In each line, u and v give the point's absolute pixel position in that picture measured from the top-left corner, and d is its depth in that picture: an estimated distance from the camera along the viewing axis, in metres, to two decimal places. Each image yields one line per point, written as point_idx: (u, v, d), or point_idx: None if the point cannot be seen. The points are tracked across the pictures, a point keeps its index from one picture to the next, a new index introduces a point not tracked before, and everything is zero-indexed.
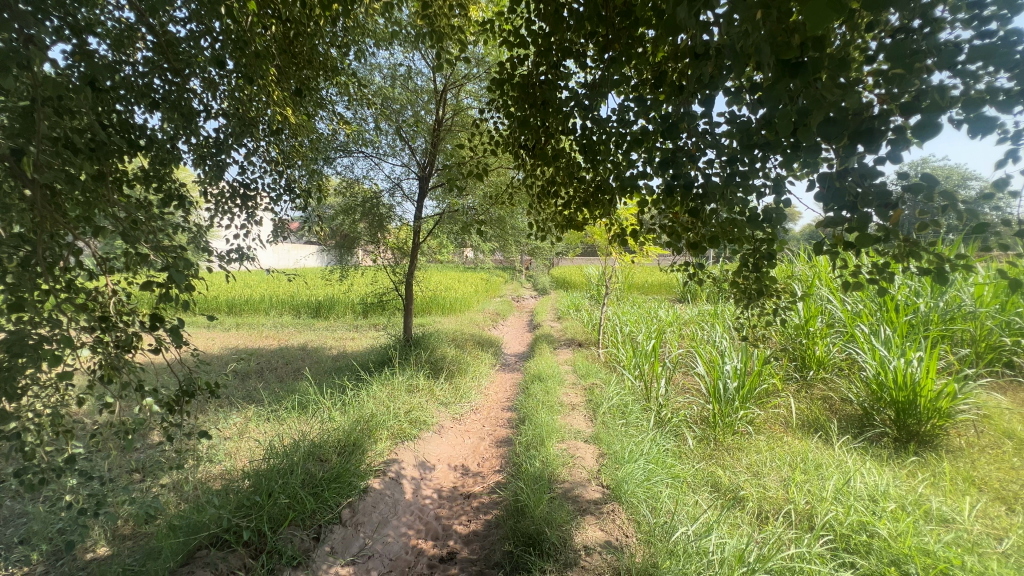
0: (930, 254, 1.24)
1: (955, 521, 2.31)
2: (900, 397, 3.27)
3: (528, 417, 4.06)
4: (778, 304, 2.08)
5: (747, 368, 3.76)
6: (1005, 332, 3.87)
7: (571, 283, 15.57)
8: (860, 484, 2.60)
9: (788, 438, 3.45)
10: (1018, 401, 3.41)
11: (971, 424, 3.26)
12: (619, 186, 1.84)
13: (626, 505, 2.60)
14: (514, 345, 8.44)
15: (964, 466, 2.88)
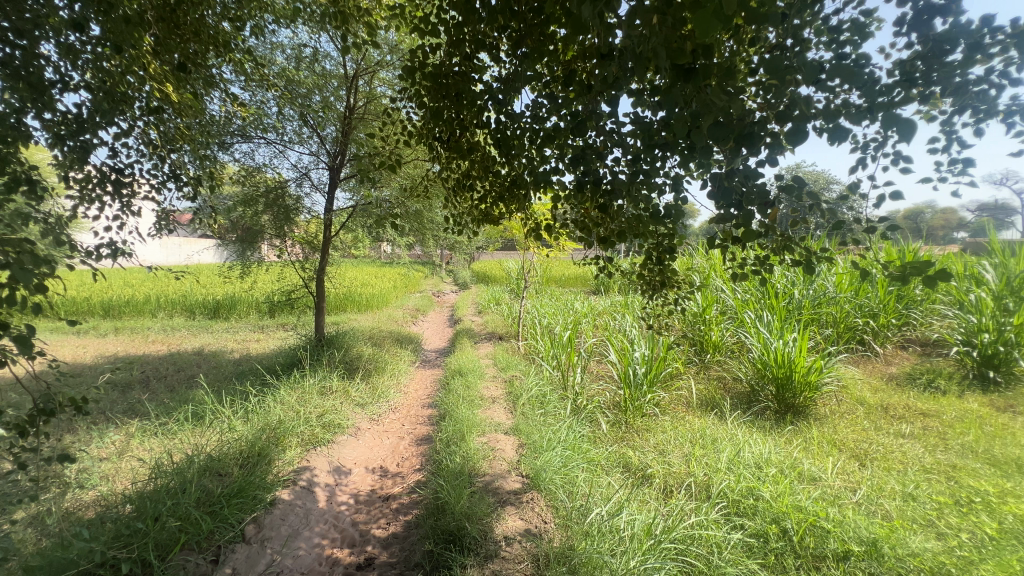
0: (801, 248, 1.40)
1: (821, 479, 2.68)
2: (780, 373, 3.69)
3: (449, 414, 4.03)
4: (679, 294, 2.25)
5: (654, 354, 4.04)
6: (858, 314, 4.63)
7: (491, 277, 15.70)
8: (748, 454, 2.92)
9: (688, 416, 3.78)
10: (867, 371, 4.25)
11: (832, 394, 3.85)
12: (533, 181, 1.87)
13: (545, 492, 2.68)
14: (434, 342, 8.32)
15: (828, 431, 3.34)
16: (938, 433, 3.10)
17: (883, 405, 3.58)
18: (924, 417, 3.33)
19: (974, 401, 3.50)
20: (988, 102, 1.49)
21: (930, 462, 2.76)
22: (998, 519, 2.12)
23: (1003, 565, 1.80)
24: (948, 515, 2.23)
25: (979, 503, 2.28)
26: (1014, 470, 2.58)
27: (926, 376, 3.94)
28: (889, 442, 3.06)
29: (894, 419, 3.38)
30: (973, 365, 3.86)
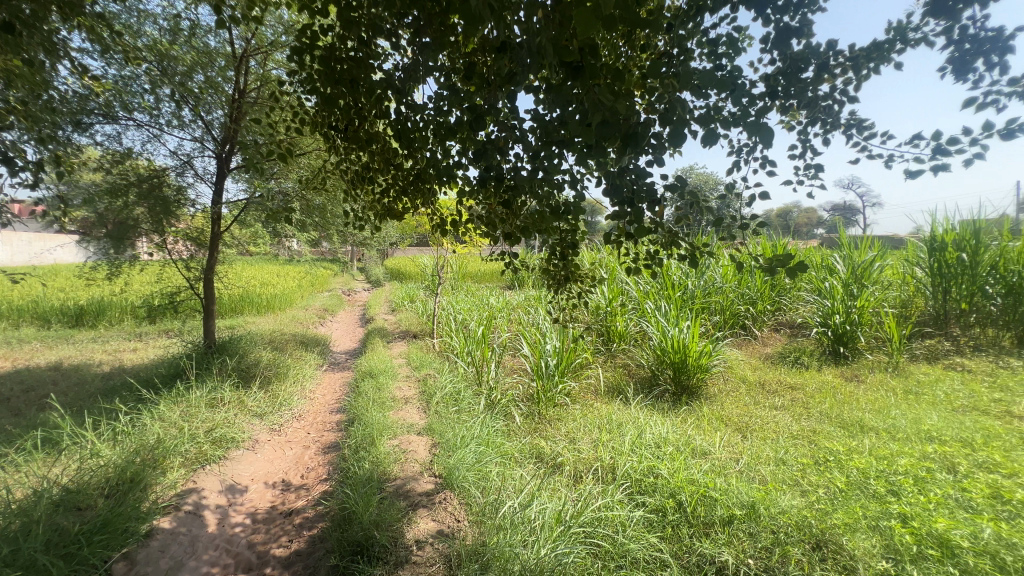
0: (687, 243, 1.52)
1: (711, 452, 2.96)
2: (677, 358, 4.01)
3: (358, 418, 3.84)
4: (583, 287, 2.34)
5: (564, 346, 4.18)
6: (739, 302, 5.17)
7: (405, 274, 15.27)
8: (649, 435, 3.14)
9: (597, 403, 3.97)
10: (747, 353, 4.77)
11: (720, 374, 4.26)
12: (436, 176, 1.82)
13: (458, 490, 2.66)
14: (343, 343, 7.91)
15: (716, 408, 3.70)
16: (803, 404, 3.57)
17: (760, 382, 4.04)
18: (792, 390, 3.81)
19: (829, 374, 4.07)
20: (831, 116, 1.74)
21: (796, 429, 3.16)
22: (846, 473, 2.49)
23: (850, 513, 2.11)
24: (809, 474, 2.57)
25: (832, 461, 2.66)
26: (859, 430, 3.05)
27: (793, 354, 4.53)
28: (765, 414, 3.45)
29: (768, 394, 3.83)
30: (829, 343, 4.49)
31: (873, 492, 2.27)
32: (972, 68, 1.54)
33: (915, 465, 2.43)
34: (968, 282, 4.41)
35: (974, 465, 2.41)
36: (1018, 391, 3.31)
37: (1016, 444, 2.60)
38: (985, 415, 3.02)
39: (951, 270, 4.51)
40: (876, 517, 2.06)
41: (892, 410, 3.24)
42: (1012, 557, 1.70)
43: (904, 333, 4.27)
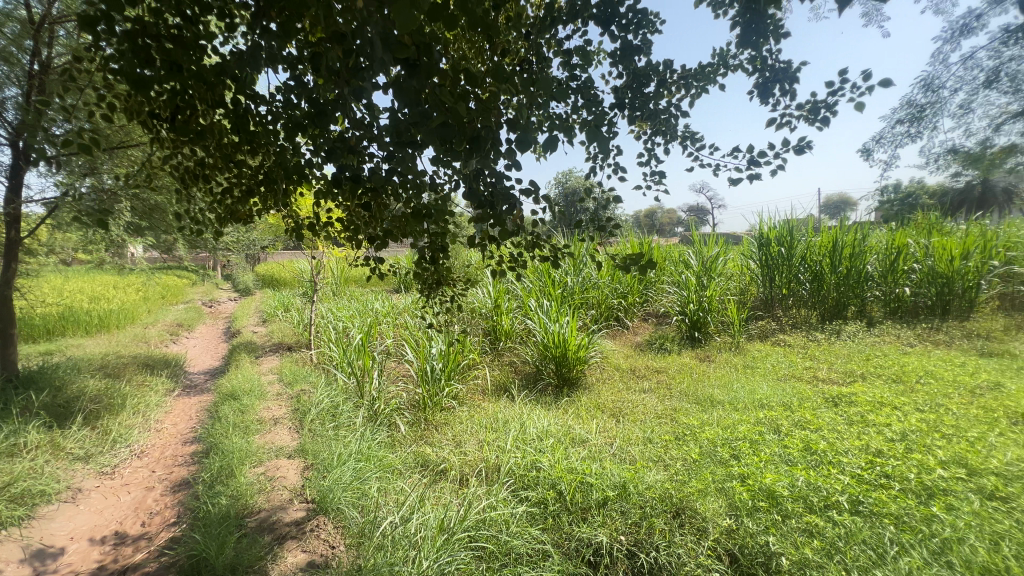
0: (548, 245, 1.57)
1: (589, 439, 3.14)
2: (558, 353, 4.18)
3: (216, 447, 3.37)
4: (458, 289, 2.31)
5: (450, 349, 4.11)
6: (613, 296, 5.58)
7: (278, 279, 13.92)
8: (532, 429, 3.24)
9: (484, 403, 3.99)
10: (620, 342, 5.18)
11: (596, 364, 4.56)
12: (285, 174, 1.65)
13: (333, 513, 2.46)
14: (201, 362, 6.94)
15: (594, 396, 3.95)
16: (666, 385, 3.97)
17: (631, 369, 4.41)
18: (657, 374, 4.23)
19: (687, 357, 4.59)
20: (670, 128, 1.94)
21: (661, 409, 3.50)
22: (700, 444, 2.81)
23: (702, 480, 2.37)
24: (671, 448, 2.85)
25: (689, 434, 2.98)
26: (710, 405, 3.47)
27: (658, 341, 5.02)
28: (636, 398, 3.77)
29: (638, 379, 4.19)
30: (686, 329, 5.05)
31: (719, 458, 2.59)
32: (772, 93, 1.82)
33: (750, 430, 2.84)
34: (785, 271, 5.29)
35: (792, 424, 2.89)
36: (821, 359, 4.06)
37: (820, 403, 3.18)
38: (800, 382, 3.65)
39: (775, 261, 5.38)
40: (722, 480, 2.34)
41: (734, 383, 3.76)
42: (817, 498, 2.06)
43: (742, 316, 4.98)
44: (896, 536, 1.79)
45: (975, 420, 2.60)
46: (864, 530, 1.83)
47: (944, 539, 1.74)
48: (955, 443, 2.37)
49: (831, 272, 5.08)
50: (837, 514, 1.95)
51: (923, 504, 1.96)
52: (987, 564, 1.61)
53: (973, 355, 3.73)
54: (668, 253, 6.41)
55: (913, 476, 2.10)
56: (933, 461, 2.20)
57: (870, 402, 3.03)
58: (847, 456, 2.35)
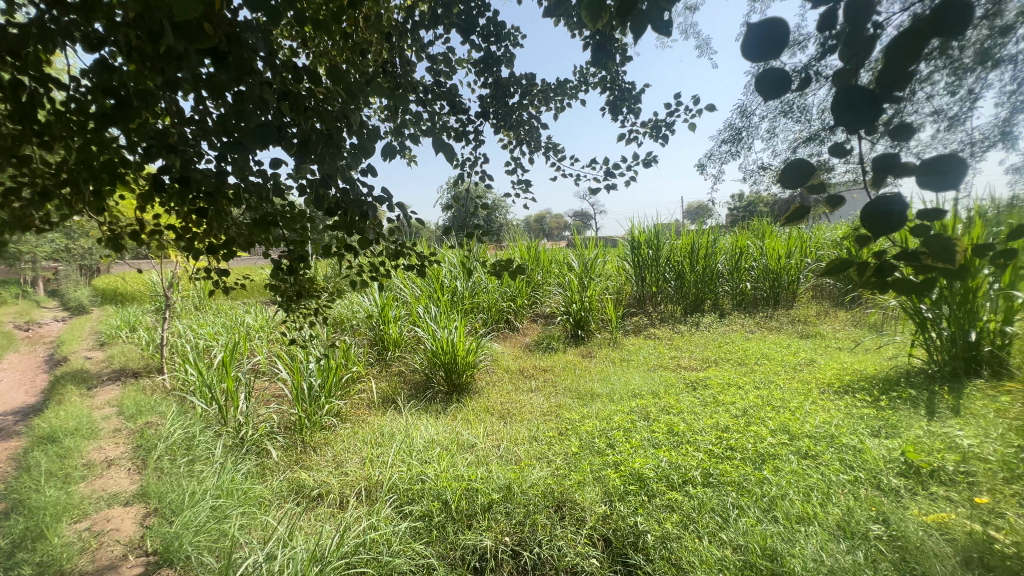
0: (414, 253, 1.52)
1: (475, 444, 3.12)
2: (447, 359, 4.10)
3: (19, 505, 2.71)
4: (325, 301, 2.13)
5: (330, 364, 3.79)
6: (501, 299, 5.66)
7: (121, 293, 11.85)
8: (418, 440, 3.13)
9: (369, 418, 3.77)
10: (508, 344, 5.28)
11: (486, 368, 4.57)
12: (84, 174, 1.35)
13: (180, 564, 2.11)
14: (8, 399, 5.61)
15: (484, 400, 3.96)
16: (551, 383, 4.13)
17: (520, 370, 4.52)
18: (544, 372, 4.41)
19: (571, 354, 4.85)
20: (534, 138, 2.01)
21: (545, 407, 3.64)
22: (580, 437, 2.94)
23: (581, 472, 2.45)
24: (554, 445, 2.92)
25: (571, 429, 3.12)
26: (589, 397, 3.70)
27: (545, 340, 5.24)
28: (524, 399, 3.86)
29: (526, 379, 4.32)
30: (570, 328, 5.29)
31: (597, 448, 2.73)
32: (621, 111, 2.01)
33: (624, 419, 3.06)
34: (652, 272, 5.85)
35: (659, 410, 3.17)
36: (683, 348, 4.57)
37: (682, 388, 3.55)
38: (666, 370, 4.05)
39: (645, 262, 5.86)
40: (598, 470, 2.45)
41: (611, 376, 4.06)
42: (677, 475, 2.24)
43: (619, 314, 5.36)
44: (736, 500, 2.01)
45: (796, 393, 3.10)
46: (712, 499, 2.04)
47: (772, 497, 2.00)
48: (781, 414, 2.79)
49: (690, 270, 5.75)
50: (692, 488, 2.13)
51: (758, 469, 2.24)
52: (801, 515, 1.87)
53: (796, 337, 4.48)
54: (553, 256, 6.63)
55: (750, 445, 2.41)
56: (766, 431, 2.57)
57: (721, 384, 3.47)
58: (701, 435, 2.63)
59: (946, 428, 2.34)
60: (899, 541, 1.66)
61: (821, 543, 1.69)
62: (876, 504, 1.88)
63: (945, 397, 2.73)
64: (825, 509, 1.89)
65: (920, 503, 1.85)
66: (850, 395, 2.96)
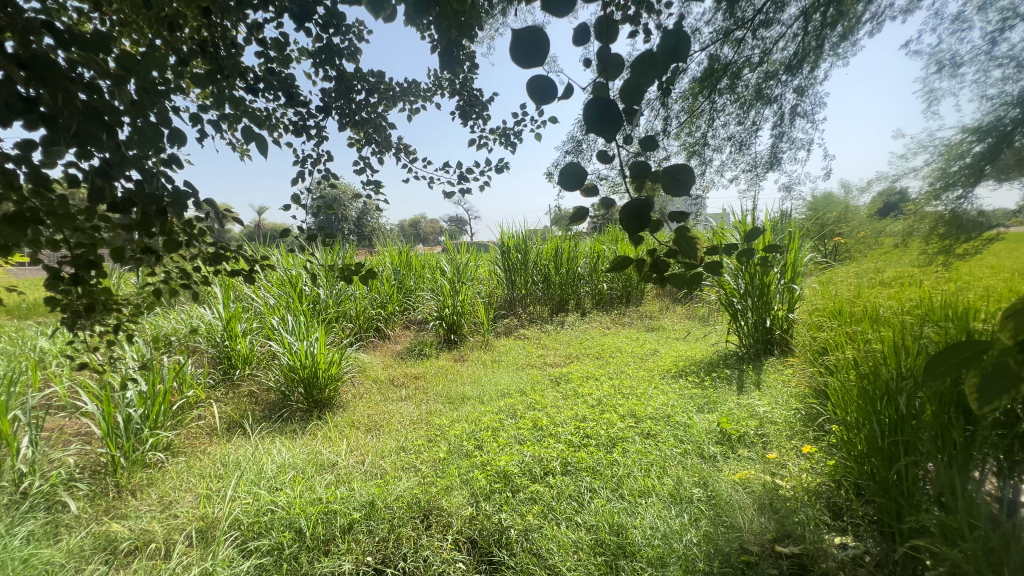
0: (239, 257, 1.38)
1: (336, 463, 2.40)
2: (305, 372, 3.16)
3: None
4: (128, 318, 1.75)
5: (156, 381, 2.62)
6: (372, 306, 4.99)
7: None
8: (271, 466, 2.27)
9: (209, 448, 2.67)
10: (376, 355, 4.57)
11: (351, 381, 3.79)
12: None
13: None
14: None
15: (347, 415, 3.19)
16: (422, 390, 3.64)
17: (390, 379, 3.91)
18: (416, 380, 3.89)
19: (443, 359, 4.49)
20: (385, 139, 1.92)
21: (419, 411, 3.17)
22: (451, 442, 2.55)
23: (447, 478, 2.07)
24: (424, 454, 2.41)
25: (441, 435, 2.67)
26: (460, 401, 3.36)
27: (417, 346, 4.80)
28: (393, 408, 3.26)
29: (396, 388, 3.72)
30: (443, 332, 4.95)
31: (465, 451, 2.39)
32: (471, 116, 2.04)
33: (492, 419, 2.83)
34: (523, 276, 6.11)
35: (526, 407, 3.05)
36: (549, 347, 4.73)
37: (547, 384, 3.58)
38: (533, 368, 4.09)
39: (515, 266, 6.09)
40: (465, 472, 2.10)
41: (482, 377, 3.85)
42: (538, 468, 2.09)
43: (490, 316, 5.33)
44: (589, 483, 1.94)
45: (641, 379, 3.42)
46: (568, 487, 1.92)
47: (619, 477, 1.98)
48: (630, 400, 2.97)
49: (556, 272, 6.12)
50: (551, 477, 2.00)
51: (608, 452, 2.25)
52: (643, 489, 1.87)
53: (643, 331, 5.02)
54: (427, 262, 6.04)
55: (603, 431, 2.43)
56: (616, 416, 2.67)
57: (580, 376, 3.62)
58: (561, 426, 2.57)
59: (751, 401, 2.77)
60: (713, 499, 1.74)
61: (656, 511, 1.68)
62: (698, 471, 1.98)
63: (749, 372, 3.32)
64: (661, 481, 1.91)
65: (728, 464, 2.08)
66: (683, 377, 3.40)
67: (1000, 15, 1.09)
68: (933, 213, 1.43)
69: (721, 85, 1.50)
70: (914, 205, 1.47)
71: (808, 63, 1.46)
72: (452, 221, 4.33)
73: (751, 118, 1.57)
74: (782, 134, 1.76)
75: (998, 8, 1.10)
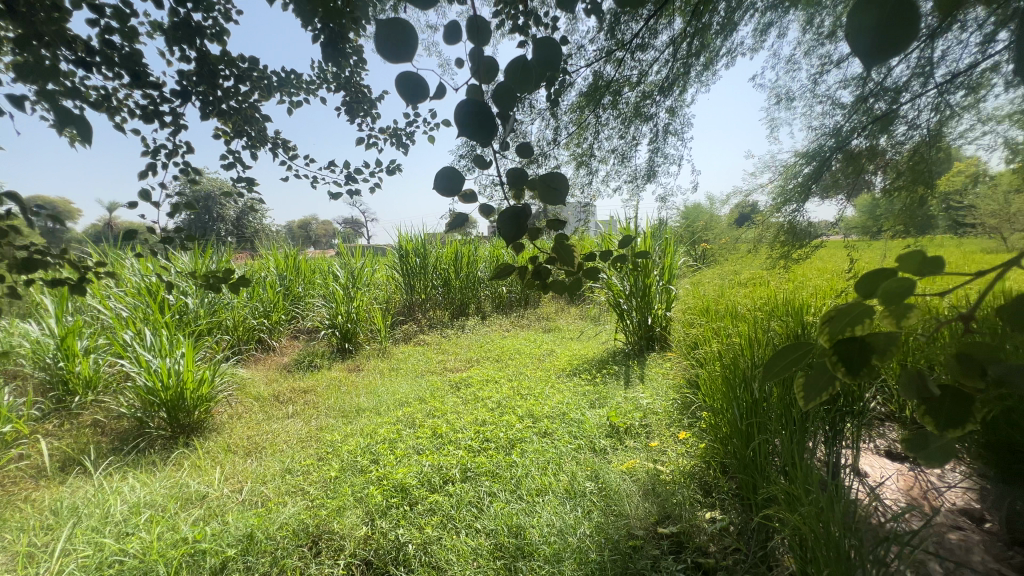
0: (65, 263, 1.14)
1: (207, 494, 2.03)
2: (167, 396, 2.56)
3: None
4: None
5: None
6: (253, 315, 4.35)
7: None
8: (120, 508, 1.85)
9: (36, 492, 2.08)
10: (256, 370, 3.93)
11: (225, 401, 3.21)
12: None
13: None
14: None
15: (222, 437, 2.67)
16: (312, 405, 3.17)
17: (274, 394, 3.38)
18: (303, 394, 3.39)
19: (336, 370, 4.07)
20: None
21: (310, 428, 2.74)
22: (344, 458, 2.28)
23: (339, 498, 1.89)
24: (312, 473, 2.15)
25: (333, 451, 2.37)
26: (354, 414, 2.99)
27: (308, 358, 4.27)
28: (277, 427, 2.79)
29: (280, 404, 3.20)
30: (336, 341, 4.51)
31: (359, 467, 2.17)
32: (358, 114, 1.93)
33: (389, 430, 2.59)
34: (422, 281, 5.96)
35: (425, 415, 2.86)
36: (449, 352, 4.60)
37: (448, 390, 3.41)
38: (432, 374, 3.92)
39: (413, 271, 5.92)
40: (359, 489, 1.95)
41: (379, 387, 3.52)
42: (437, 477, 2.01)
43: (388, 323, 4.96)
44: (488, 487, 1.92)
45: (539, 380, 3.50)
46: (468, 493, 1.88)
47: (517, 478, 1.98)
48: (528, 401, 3.01)
49: (456, 277, 6.07)
50: (450, 486, 1.94)
51: (506, 453, 2.25)
52: (540, 488, 1.89)
53: (541, 333, 5.13)
54: (319, 266, 5.50)
55: (502, 434, 2.42)
56: (515, 418, 2.68)
57: (481, 380, 3.56)
58: (461, 432, 2.49)
59: (635, 394, 2.98)
60: (603, 490, 1.83)
61: (552, 508, 1.72)
62: (590, 464, 2.07)
63: (634, 367, 3.59)
64: (557, 478, 1.96)
65: (616, 455, 2.20)
66: (577, 376, 3.55)
67: (820, 59, 1.30)
68: (777, 223, 1.66)
69: (604, 100, 1.58)
70: (762, 216, 1.70)
71: (678, 86, 1.62)
72: (347, 224, 4.08)
73: (630, 133, 1.69)
74: (656, 149, 1.93)
75: (818, 55, 1.31)
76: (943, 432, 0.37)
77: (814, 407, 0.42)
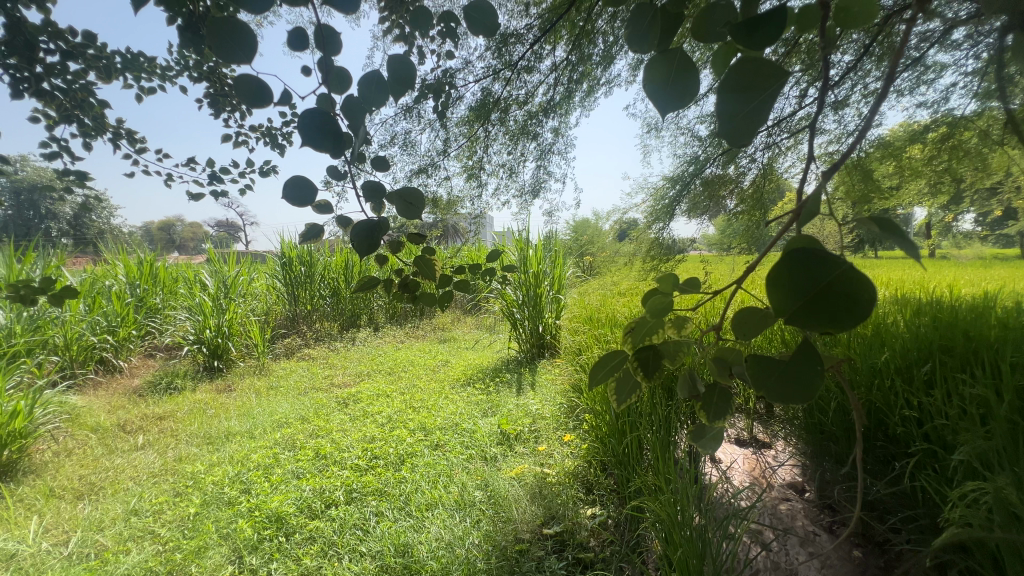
0: None
1: (19, 552, 1.65)
2: None
3: None
4: None
5: None
6: (93, 331, 3.64)
7: None
8: None
9: None
10: (92, 397, 3.27)
11: (49, 435, 2.63)
12: None
13: None
14: None
15: (43, 480, 2.17)
16: (169, 433, 2.74)
17: (119, 424, 2.87)
18: (158, 423, 2.92)
19: (201, 392, 3.55)
20: None
21: (166, 461, 2.35)
22: (207, 491, 2.01)
23: (199, 537, 1.67)
24: (165, 512, 1.86)
25: (194, 485, 2.08)
26: (221, 440, 2.65)
27: (165, 379, 3.67)
28: (121, 462, 2.35)
29: (127, 436, 2.73)
30: (202, 359, 3.96)
31: (227, 499, 1.93)
32: (224, 109, 1.75)
33: (263, 456, 2.33)
34: (306, 291, 5.53)
35: (306, 436, 2.63)
36: (337, 366, 4.29)
37: (334, 407, 3.17)
38: (317, 392, 3.60)
39: (297, 280, 5.47)
40: (225, 525, 1.74)
41: (254, 409, 3.14)
42: (319, 502, 1.86)
43: (267, 337, 4.43)
44: (375, 507, 1.82)
45: (432, 392, 3.41)
46: (353, 515, 1.77)
47: (406, 494, 1.91)
48: (421, 414, 2.93)
49: (345, 287, 5.72)
50: (333, 510, 1.80)
51: (396, 470, 2.16)
52: (430, 502, 1.84)
53: (435, 343, 5.04)
54: (181, 274, 4.82)
55: (392, 450, 2.33)
56: (406, 432, 2.59)
57: (371, 395, 3.38)
58: (348, 451, 2.33)
59: (527, 401, 3.06)
60: (492, 498, 1.84)
61: (441, 522, 1.69)
62: (480, 473, 2.08)
63: (526, 375, 3.69)
64: (447, 491, 1.93)
65: (505, 462, 2.24)
66: (470, 386, 3.54)
67: None
68: (649, 239, 1.83)
69: (492, 117, 1.62)
70: (637, 232, 1.88)
71: (562, 109, 1.72)
72: (218, 227, 3.65)
73: (518, 149, 1.76)
74: (543, 165, 2.03)
75: None
76: (710, 422, 0.43)
77: (623, 405, 0.47)
